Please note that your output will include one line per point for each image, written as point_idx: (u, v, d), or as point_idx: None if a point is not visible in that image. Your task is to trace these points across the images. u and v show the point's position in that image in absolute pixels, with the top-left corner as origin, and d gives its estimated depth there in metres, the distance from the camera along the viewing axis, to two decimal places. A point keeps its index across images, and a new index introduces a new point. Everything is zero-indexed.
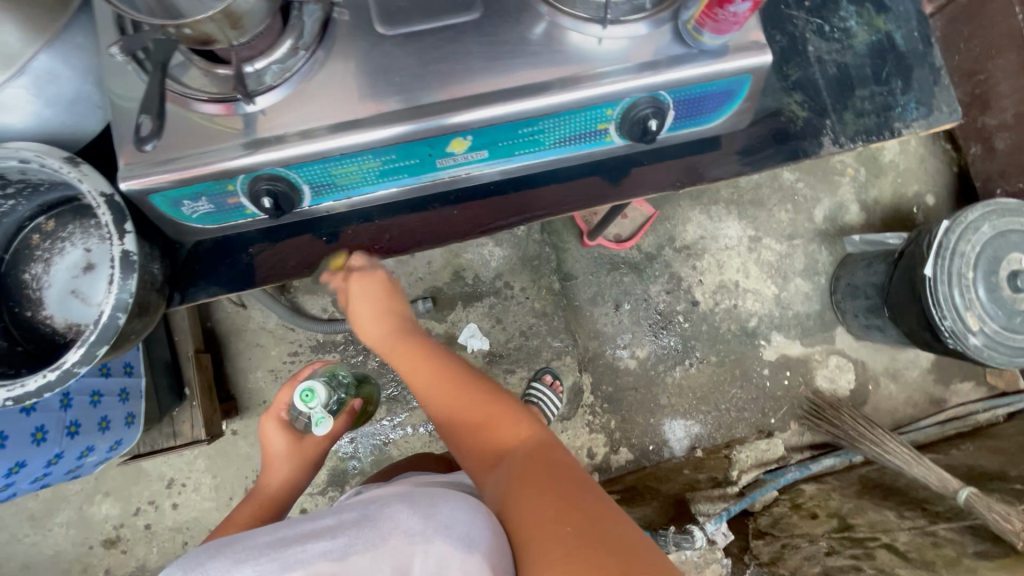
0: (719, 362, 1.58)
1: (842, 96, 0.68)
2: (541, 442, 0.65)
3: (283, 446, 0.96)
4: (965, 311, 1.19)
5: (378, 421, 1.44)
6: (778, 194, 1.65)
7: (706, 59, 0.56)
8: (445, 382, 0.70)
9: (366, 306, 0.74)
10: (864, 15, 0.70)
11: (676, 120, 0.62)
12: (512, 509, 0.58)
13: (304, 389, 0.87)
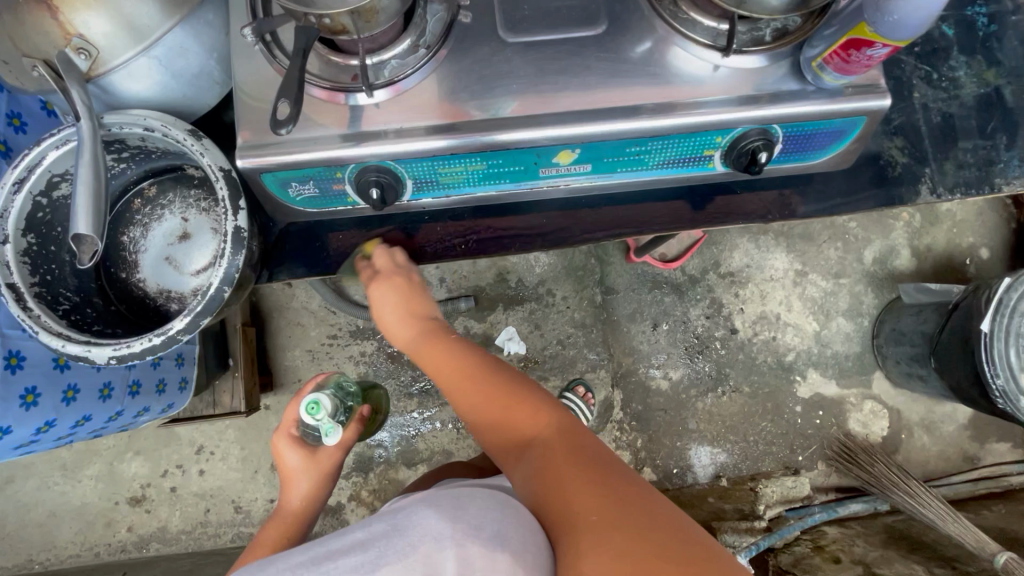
0: (752, 393, 1.57)
1: (944, 145, 0.70)
2: (559, 426, 0.66)
3: (296, 462, 0.94)
4: (1020, 371, 1.16)
5: (409, 413, 1.45)
6: (829, 230, 1.63)
7: (825, 97, 0.56)
8: (461, 370, 0.73)
9: (391, 310, 0.78)
10: (975, 67, 0.71)
11: (781, 153, 0.62)
12: (539, 501, 0.60)
13: (311, 402, 0.90)
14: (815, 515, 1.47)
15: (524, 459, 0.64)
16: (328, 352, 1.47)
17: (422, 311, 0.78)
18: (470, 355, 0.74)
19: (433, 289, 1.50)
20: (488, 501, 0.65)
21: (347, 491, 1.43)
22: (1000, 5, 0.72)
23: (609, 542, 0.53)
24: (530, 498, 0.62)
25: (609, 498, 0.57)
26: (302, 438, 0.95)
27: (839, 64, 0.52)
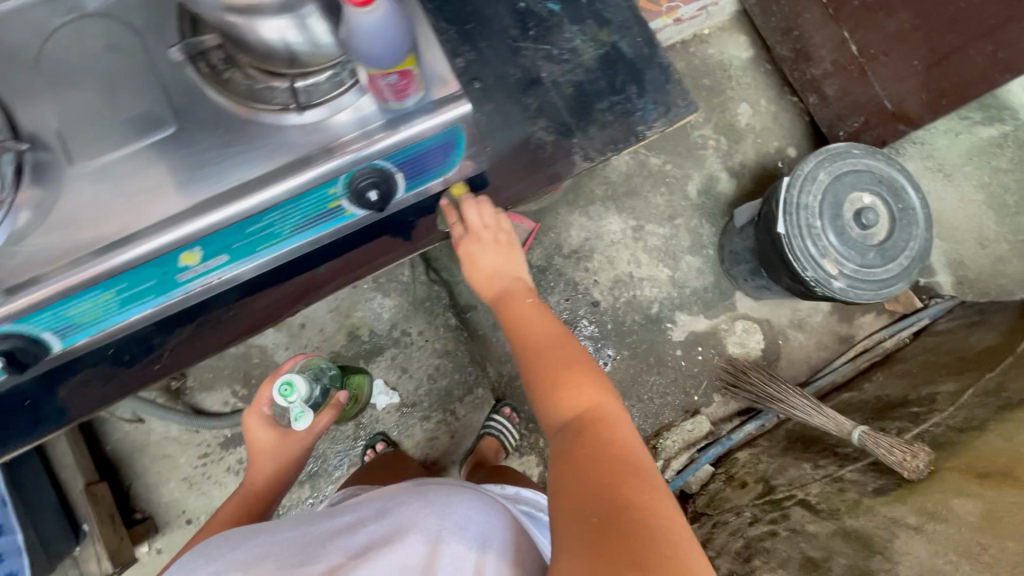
0: (631, 354, 1.61)
1: (583, 113, 0.71)
2: (622, 419, 0.64)
3: (266, 441, 0.95)
4: (822, 258, 1.24)
5: (305, 501, 1.41)
6: (649, 180, 1.69)
7: (409, 119, 0.57)
8: (553, 346, 0.72)
9: (488, 256, 0.80)
10: (587, 31, 0.72)
11: (408, 179, 0.63)
12: (565, 473, 0.59)
13: (283, 384, 0.91)
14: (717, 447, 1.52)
15: (576, 430, 0.63)
16: (205, 473, 1.41)
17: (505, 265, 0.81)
18: (569, 335, 0.73)
19: None
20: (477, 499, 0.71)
21: None
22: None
23: (610, 537, 0.51)
24: (561, 470, 0.60)
25: (641, 492, 0.55)
26: (277, 418, 0.96)
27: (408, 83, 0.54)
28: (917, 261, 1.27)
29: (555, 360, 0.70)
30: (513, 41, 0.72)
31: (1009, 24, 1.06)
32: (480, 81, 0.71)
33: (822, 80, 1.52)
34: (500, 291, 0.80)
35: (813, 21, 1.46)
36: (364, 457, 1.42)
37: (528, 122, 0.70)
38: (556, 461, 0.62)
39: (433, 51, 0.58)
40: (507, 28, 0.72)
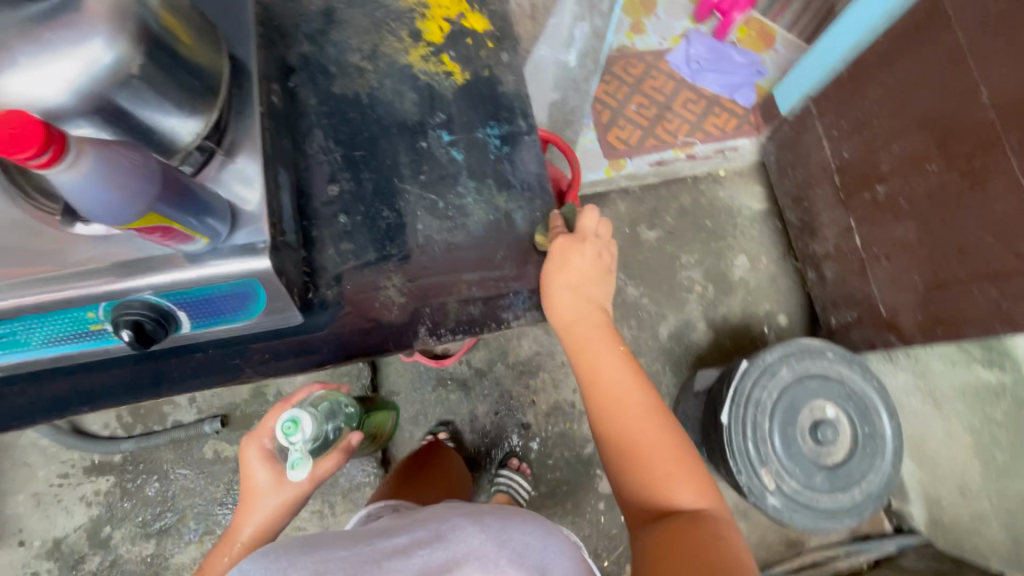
0: (548, 494, 1.43)
1: (446, 281, 0.62)
2: (719, 521, 0.59)
3: (263, 485, 0.68)
4: (761, 466, 1.08)
5: (142, 560, 1.25)
6: (622, 309, 1.55)
7: (193, 263, 0.48)
8: (640, 431, 0.62)
9: (568, 274, 0.61)
10: (484, 192, 0.64)
11: (193, 317, 0.54)
12: (653, 563, 0.55)
13: (285, 418, 0.63)
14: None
15: (663, 522, 0.58)
16: (55, 496, 1.27)
17: (597, 295, 0.64)
18: (653, 408, 0.63)
19: (178, 412, 1.32)
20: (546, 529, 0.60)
21: None
22: (513, 124, 0.66)
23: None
24: (649, 556, 0.56)
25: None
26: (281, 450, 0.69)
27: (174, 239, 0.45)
28: (873, 498, 1.10)
29: (654, 441, 0.62)
30: (397, 182, 0.64)
31: (1014, 275, 0.92)
32: (345, 215, 0.62)
33: (822, 260, 1.39)
34: (591, 335, 0.64)
35: (824, 198, 1.36)
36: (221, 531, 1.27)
37: (380, 278, 0.61)
38: (638, 545, 0.58)
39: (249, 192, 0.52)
40: (397, 165, 0.64)
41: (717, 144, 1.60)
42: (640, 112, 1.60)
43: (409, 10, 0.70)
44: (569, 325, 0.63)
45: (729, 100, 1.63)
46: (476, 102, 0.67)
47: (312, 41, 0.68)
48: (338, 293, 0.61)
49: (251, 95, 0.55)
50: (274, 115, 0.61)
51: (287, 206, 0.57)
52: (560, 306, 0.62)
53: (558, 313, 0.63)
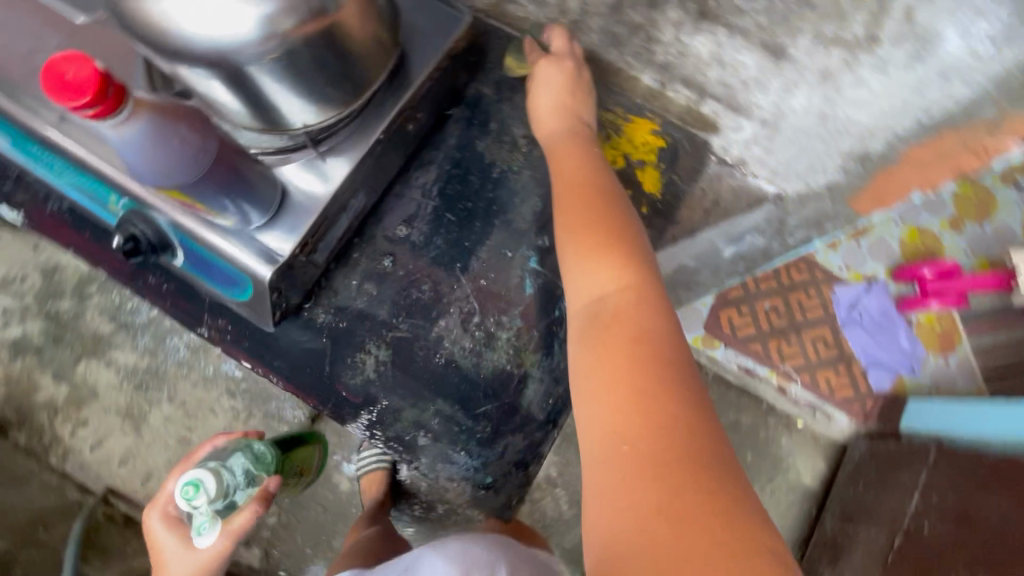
0: None
1: (424, 384, 0.66)
2: (644, 309, 0.57)
3: (170, 549, 0.80)
4: None
5: (97, 335, 1.34)
6: None
7: (222, 233, 0.55)
8: (592, 222, 0.62)
9: (550, 94, 0.67)
10: (521, 340, 0.68)
11: (189, 260, 0.60)
12: (585, 387, 0.55)
13: (185, 484, 0.76)
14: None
15: (587, 324, 0.58)
16: None
17: (582, 112, 0.68)
18: (587, 201, 0.63)
19: None
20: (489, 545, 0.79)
21: None
22: None
23: (634, 468, 0.48)
24: (579, 382, 0.56)
25: (645, 429, 0.50)
26: (182, 517, 0.82)
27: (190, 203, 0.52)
28: None
29: (594, 231, 0.61)
30: (456, 267, 0.69)
31: None
32: (390, 261, 0.69)
33: None
34: (562, 150, 0.67)
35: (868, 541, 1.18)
36: (164, 363, 1.33)
37: (366, 337, 0.67)
38: (572, 358, 0.59)
39: (315, 188, 0.58)
40: (470, 251, 0.70)
41: (814, 400, 1.43)
42: (768, 315, 1.47)
43: (604, 124, 0.71)
44: (552, 134, 0.68)
45: (861, 370, 1.44)
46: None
47: (503, 107, 0.74)
48: (330, 325, 0.67)
49: (386, 115, 0.61)
50: (405, 137, 0.67)
51: (341, 226, 0.64)
52: (546, 125, 0.68)
53: (545, 132, 0.69)
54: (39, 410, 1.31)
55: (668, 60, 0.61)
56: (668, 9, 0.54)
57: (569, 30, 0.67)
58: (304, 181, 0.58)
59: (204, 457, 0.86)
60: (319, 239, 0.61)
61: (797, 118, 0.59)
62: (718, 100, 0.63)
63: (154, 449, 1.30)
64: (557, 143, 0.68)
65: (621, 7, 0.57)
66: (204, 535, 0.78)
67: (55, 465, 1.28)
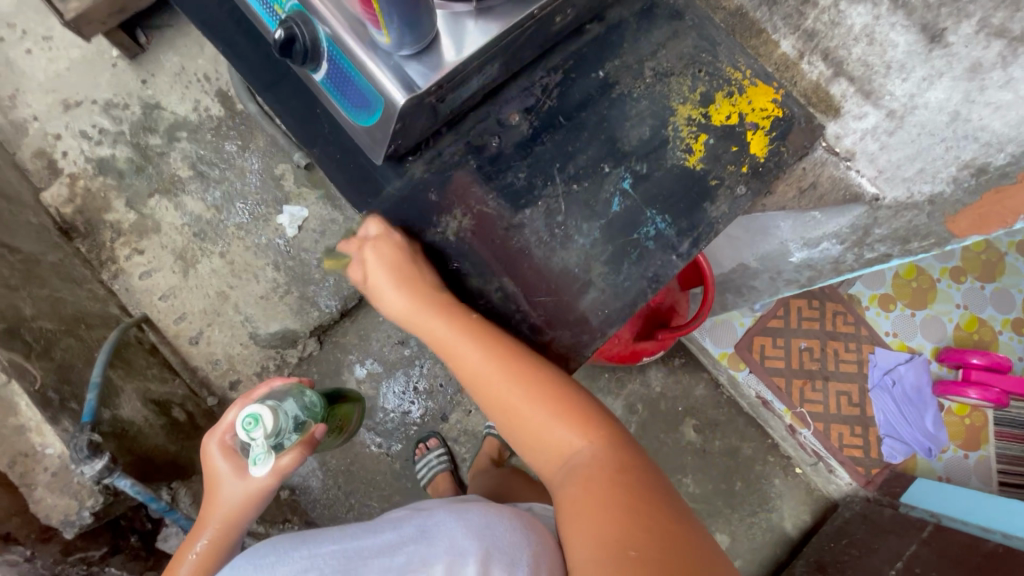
0: (396, 473, 1.41)
1: (495, 260, 0.68)
2: (610, 451, 0.64)
3: (224, 476, 0.80)
4: None
5: (174, 175, 1.42)
6: None
7: (373, 53, 0.53)
8: (513, 400, 0.64)
9: (384, 273, 0.67)
10: (592, 251, 0.67)
11: (329, 77, 0.59)
12: (574, 533, 0.58)
13: (247, 417, 0.73)
14: (171, 540, 1.11)
15: (566, 475, 0.63)
16: (190, 84, 1.46)
17: (422, 274, 0.66)
18: (522, 360, 0.64)
19: None
20: (516, 520, 0.74)
21: (72, 169, 1.42)
22: (675, 233, 0.67)
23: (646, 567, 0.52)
24: (569, 530, 0.59)
25: (648, 537, 0.55)
26: (240, 447, 0.82)
27: (370, 14, 0.48)
28: None
29: (532, 400, 0.63)
30: (554, 167, 0.69)
31: None
32: (495, 142, 0.69)
33: None
34: (429, 320, 0.66)
35: None
36: (227, 219, 1.40)
37: (455, 202, 0.68)
38: (560, 512, 0.61)
39: (453, 44, 0.55)
40: (571, 156, 0.69)
41: (821, 449, 1.41)
42: (801, 355, 1.45)
43: (728, 80, 0.70)
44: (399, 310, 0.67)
45: (877, 436, 1.42)
46: (671, 193, 0.68)
47: (639, 43, 0.71)
48: (423, 179, 0.68)
49: None
50: (542, 33, 0.64)
51: (469, 90, 0.62)
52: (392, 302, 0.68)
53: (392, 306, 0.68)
54: (105, 227, 1.39)
55: (816, 28, 0.63)
56: None
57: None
58: (457, 35, 0.55)
59: (260, 396, 0.83)
60: (446, 97, 0.59)
61: (926, 114, 0.60)
62: (851, 81, 0.64)
63: (193, 293, 1.37)
64: (424, 324, 0.66)
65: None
66: (257, 468, 0.76)
67: (103, 280, 1.36)
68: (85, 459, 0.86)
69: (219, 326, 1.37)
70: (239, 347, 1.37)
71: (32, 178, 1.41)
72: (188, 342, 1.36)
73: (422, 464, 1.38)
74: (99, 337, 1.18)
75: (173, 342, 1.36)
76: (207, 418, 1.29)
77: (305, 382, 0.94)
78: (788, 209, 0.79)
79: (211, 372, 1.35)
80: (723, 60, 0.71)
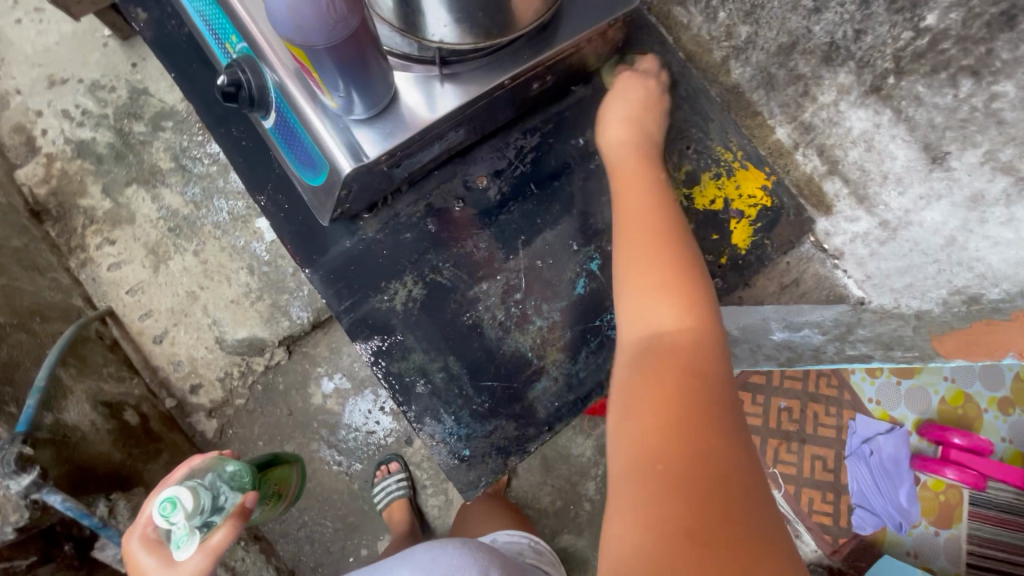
0: (353, 494, 1.38)
1: (440, 338, 0.72)
2: (701, 349, 0.57)
3: (151, 571, 0.73)
4: None
5: (154, 166, 1.37)
6: (564, 483, 1.43)
7: (323, 113, 0.54)
8: (648, 253, 0.62)
9: (624, 106, 0.71)
10: (547, 339, 0.72)
11: (276, 125, 0.61)
12: (624, 406, 0.56)
13: (162, 502, 0.72)
14: (108, 549, 1.06)
15: (643, 349, 0.58)
16: None
17: (651, 130, 0.71)
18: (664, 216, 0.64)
19: None
20: (460, 547, 0.82)
21: (51, 148, 1.37)
22: None
23: (666, 485, 0.48)
24: (620, 407, 0.57)
25: (684, 451, 0.50)
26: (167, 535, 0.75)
27: (314, 78, 0.50)
28: None
29: (655, 261, 0.62)
30: (519, 238, 0.74)
31: None
32: (459, 207, 0.73)
33: None
34: (622, 155, 0.69)
35: None
36: (204, 217, 1.36)
37: (407, 269, 0.73)
38: (618, 383, 0.59)
39: (423, 106, 0.57)
40: (539, 229, 0.73)
41: (789, 512, 1.38)
42: (779, 415, 1.41)
43: (717, 160, 0.73)
44: (614, 145, 0.70)
45: (848, 505, 1.38)
46: None
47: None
48: (376, 239, 0.73)
49: (518, 65, 0.60)
50: (517, 97, 0.66)
51: (432, 153, 0.64)
52: (613, 135, 0.71)
53: (609, 140, 0.71)
54: (78, 213, 1.35)
55: (816, 120, 0.63)
56: (843, 71, 0.56)
57: (731, 53, 0.67)
58: (423, 93, 0.58)
59: (179, 478, 0.78)
60: (407, 156, 0.61)
61: (920, 231, 0.57)
62: (846, 182, 0.63)
63: (161, 290, 1.33)
64: (633, 155, 0.69)
65: (791, 51, 0.60)
66: (184, 551, 0.73)
67: (70, 268, 1.32)
68: (11, 473, 0.82)
69: (185, 326, 1.33)
70: (204, 351, 1.33)
71: (9, 154, 1.37)
72: (151, 341, 1.32)
73: (380, 488, 1.33)
74: (55, 332, 1.14)
75: (136, 339, 1.32)
76: (162, 422, 1.25)
77: (228, 454, 0.88)
78: (767, 301, 0.75)
79: (173, 373, 1.32)
80: (714, 138, 0.73)
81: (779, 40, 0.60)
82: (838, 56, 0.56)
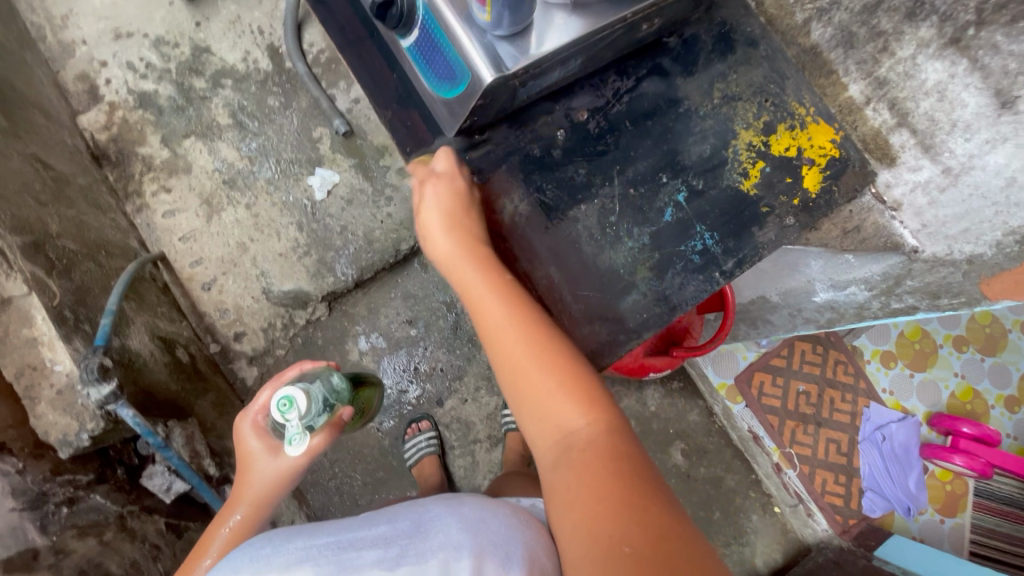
0: (383, 449, 1.42)
1: (540, 255, 0.75)
2: (608, 433, 0.63)
3: (257, 453, 0.81)
4: None
5: (212, 120, 1.43)
6: None
7: (470, 29, 0.62)
8: (529, 365, 0.66)
9: (444, 214, 0.73)
10: (640, 255, 0.75)
11: (416, 44, 0.68)
12: (563, 510, 0.59)
13: (282, 399, 0.74)
14: (155, 479, 1.07)
15: (561, 455, 0.63)
16: (243, 33, 1.47)
17: (472, 229, 0.74)
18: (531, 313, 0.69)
19: (340, 93, 1.46)
20: (506, 517, 0.73)
21: (113, 97, 1.42)
22: (718, 248, 0.74)
23: (640, 560, 0.51)
24: (560, 513, 0.59)
25: (639, 528, 0.54)
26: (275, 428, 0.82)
27: None
28: None
29: (541, 363, 0.66)
30: (614, 169, 0.76)
31: None
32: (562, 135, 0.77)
33: None
34: (463, 266, 0.72)
35: None
36: (259, 172, 1.41)
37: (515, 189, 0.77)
38: (551, 491, 0.62)
39: (554, 34, 0.63)
40: (632, 160, 0.76)
41: (803, 492, 1.43)
42: (797, 398, 1.48)
43: (792, 114, 0.77)
44: (451, 253, 0.73)
45: (859, 488, 1.44)
46: (720, 210, 0.75)
47: (712, 64, 0.78)
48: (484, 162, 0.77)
49: (639, 1, 0.65)
50: (627, 37, 0.71)
51: (550, 79, 0.70)
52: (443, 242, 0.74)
53: (442, 250, 0.74)
54: (136, 160, 1.40)
55: (888, 77, 0.72)
56: (924, 25, 0.65)
57: (814, 15, 0.77)
58: (547, 20, 0.63)
59: (292, 378, 0.84)
60: (529, 78, 0.67)
61: (982, 175, 0.67)
62: (912, 133, 0.73)
63: (214, 239, 1.38)
64: (469, 260, 0.72)
65: (875, 9, 0.69)
66: (294, 448, 0.75)
67: (126, 211, 1.36)
68: (93, 381, 0.85)
69: (233, 275, 1.38)
70: (251, 301, 1.38)
71: (71, 100, 1.41)
72: (200, 287, 1.37)
73: (410, 445, 1.38)
74: (116, 267, 1.18)
75: (185, 284, 1.37)
76: (208, 363, 1.30)
77: (334, 365, 0.94)
78: (828, 247, 0.89)
79: (219, 320, 1.37)
80: (790, 94, 0.77)
81: (865, 0, 0.70)
82: (921, 12, 0.65)
